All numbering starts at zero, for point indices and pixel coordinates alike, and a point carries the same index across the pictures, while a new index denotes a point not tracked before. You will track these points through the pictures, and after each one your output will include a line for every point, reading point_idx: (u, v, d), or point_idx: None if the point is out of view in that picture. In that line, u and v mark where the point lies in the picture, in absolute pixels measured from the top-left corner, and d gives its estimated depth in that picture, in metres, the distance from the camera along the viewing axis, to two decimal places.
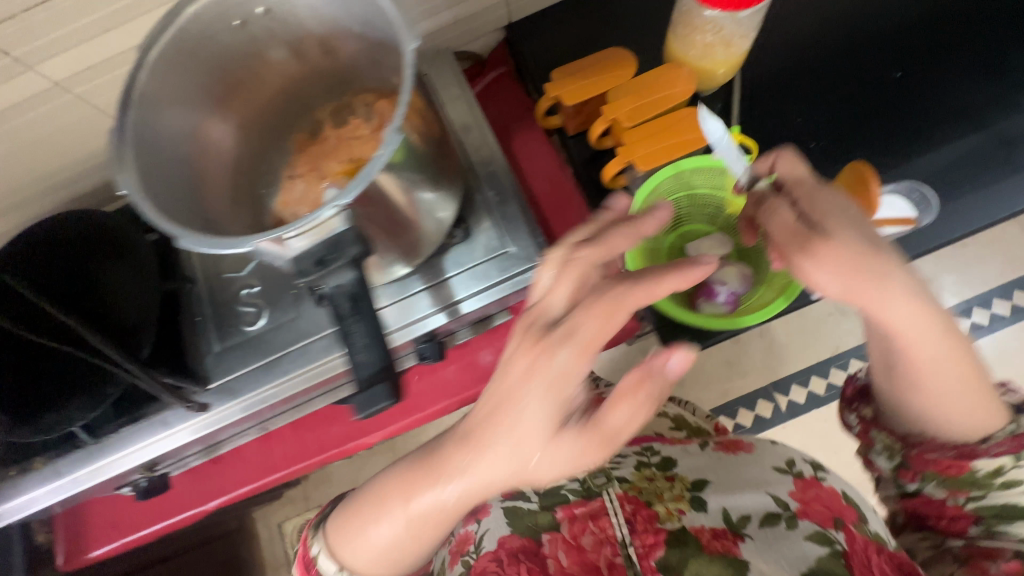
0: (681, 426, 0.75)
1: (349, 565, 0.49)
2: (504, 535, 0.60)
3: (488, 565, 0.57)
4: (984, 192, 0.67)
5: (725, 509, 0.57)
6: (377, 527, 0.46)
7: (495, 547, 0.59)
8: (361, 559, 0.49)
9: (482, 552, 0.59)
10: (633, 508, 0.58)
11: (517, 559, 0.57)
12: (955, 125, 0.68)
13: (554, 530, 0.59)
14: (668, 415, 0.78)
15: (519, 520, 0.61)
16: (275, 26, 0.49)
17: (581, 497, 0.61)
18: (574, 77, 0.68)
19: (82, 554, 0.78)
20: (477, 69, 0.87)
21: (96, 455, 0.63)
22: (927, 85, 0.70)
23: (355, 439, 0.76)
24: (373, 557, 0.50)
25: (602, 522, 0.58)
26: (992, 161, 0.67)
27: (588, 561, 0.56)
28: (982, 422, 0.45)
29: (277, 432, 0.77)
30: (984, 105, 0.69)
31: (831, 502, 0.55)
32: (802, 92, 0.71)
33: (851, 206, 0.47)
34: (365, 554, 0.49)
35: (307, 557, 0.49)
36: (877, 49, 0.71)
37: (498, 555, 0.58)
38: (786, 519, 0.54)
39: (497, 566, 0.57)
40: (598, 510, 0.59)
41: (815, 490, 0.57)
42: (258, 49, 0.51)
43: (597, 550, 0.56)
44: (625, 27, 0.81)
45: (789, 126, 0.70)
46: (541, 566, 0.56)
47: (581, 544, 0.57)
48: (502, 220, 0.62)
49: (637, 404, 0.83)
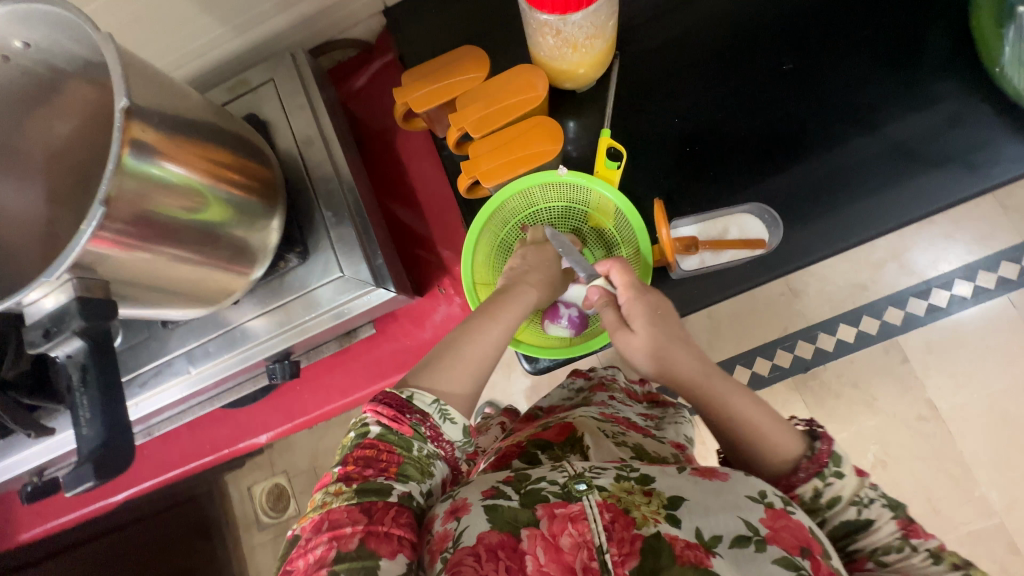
0: (642, 455, 0.58)
1: (389, 445, 0.43)
2: (483, 531, 0.41)
3: (465, 564, 0.39)
4: (848, 194, 0.66)
5: (698, 527, 0.42)
6: (415, 399, 0.46)
7: (474, 543, 0.41)
8: (405, 451, 0.43)
9: (461, 546, 0.41)
10: (611, 516, 0.42)
11: (496, 557, 0.40)
12: (830, 130, 0.67)
13: (534, 525, 0.42)
14: (627, 442, 0.59)
15: (499, 516, 0.42)
16: (48, 58, 0.47)
17: (561, 499, 0.43)
18: (426, 80, 0.65)
19: (15, 534, 0.88)
20: (361, 57, 0.80)
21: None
22: (806, 83, 0.68)
23: (245, 438, 0.80)
24: (416, 438, 0.45)
25: (581, 526, 0.42)
26: (861, 168, 0.66)
27: (564, 562, 0.40)
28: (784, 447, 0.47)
29: (173, 432, 0.82)
30: (867, 107, 0.67)
31: (801, 533, 0.41)
32: (677, 92, 0.70)
33: (660, 301, 0.60)
34: (411, 442, 0.44)
35: (399, 415, 0.44)
36: (758, 44, 0.69)
37: (475, 551, 0.40)
38: (754, 542, 0.41)
39: (474, 563, 0.39)
40: (579, 513, 0.42)
41: (784, 520, 0.42)
42: (45, 81, 0.49)
43: (574, 552, 0.41)
44: (508, 13, 0.74)
45: (657, 126, 0.70)
46: (519, 566, 0.40)
47: (559, 543, 0.41)
48: (337, 243, 0.62)
49: (593, 420, 0.63)
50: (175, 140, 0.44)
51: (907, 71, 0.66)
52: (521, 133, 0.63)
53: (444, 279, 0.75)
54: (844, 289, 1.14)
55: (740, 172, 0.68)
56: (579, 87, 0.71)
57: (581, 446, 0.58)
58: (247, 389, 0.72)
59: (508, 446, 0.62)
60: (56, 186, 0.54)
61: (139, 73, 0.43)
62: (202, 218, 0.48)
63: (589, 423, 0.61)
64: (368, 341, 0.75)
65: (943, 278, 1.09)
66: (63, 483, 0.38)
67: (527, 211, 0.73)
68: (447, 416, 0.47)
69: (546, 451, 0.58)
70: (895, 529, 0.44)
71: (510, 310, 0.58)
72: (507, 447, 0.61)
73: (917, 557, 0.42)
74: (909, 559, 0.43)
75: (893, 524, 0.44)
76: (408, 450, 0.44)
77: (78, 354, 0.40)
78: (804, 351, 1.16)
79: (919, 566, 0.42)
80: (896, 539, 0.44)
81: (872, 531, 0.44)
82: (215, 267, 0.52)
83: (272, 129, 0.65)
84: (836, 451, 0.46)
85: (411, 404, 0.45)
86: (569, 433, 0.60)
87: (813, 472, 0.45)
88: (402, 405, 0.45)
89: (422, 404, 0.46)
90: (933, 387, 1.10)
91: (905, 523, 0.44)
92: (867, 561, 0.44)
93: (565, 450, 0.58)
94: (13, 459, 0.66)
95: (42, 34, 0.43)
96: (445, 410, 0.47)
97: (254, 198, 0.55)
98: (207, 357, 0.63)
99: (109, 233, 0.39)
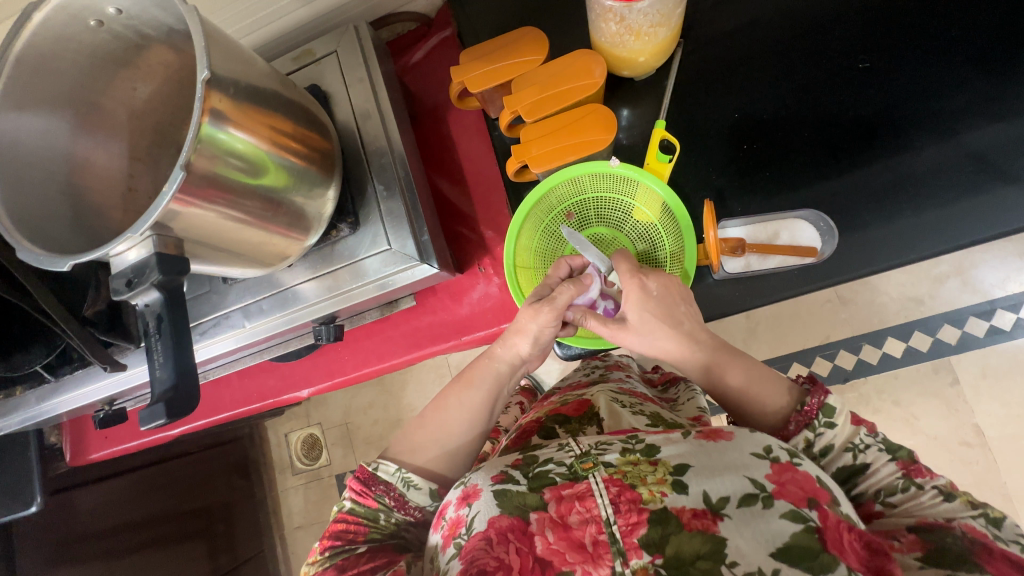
0: (657, 422, 0.61)
1: (357, 517, 0.55)
2: (494, 515, 0.47)
3: (477, 548, 0.46)
4: (915, 208, 0.62)
5: (705, 491, 0.45)
6: (380, 471, 0.57)
7: (485, 527, 0.46)
8: (370, 521, 0.55)
9: (472, 532, 0.47)
10: (617, 490, 0.46)
11: (506, 539, 0.45)
12: (903, 135, 0.63)
13: (542, 509, 0.47)
14: (644, 412, 0.63)
15: (508, 501, 0.48)
16: (134, 23, 0.49)
17: (568, 480, 0.48)
18: (485, 60, 0.65)
19: (85, 454, 0.98)
20: (422, 30, 0.81)
21: (58, 389, 0.74)
22: (884, 83, 0.64)
23: (290, 391, 0.85)
24: (381, 509, 0.55)
25: (589, 503, 0.46)
26: (931, 177, 0.62)
27: (573, 538, 0.45)
28: (779, 402, 0.55)
29: (224, 378, 0.89)
30: (947, 115, 0.62)
31: (808, 485, 0.44)
32: (739, 86, 0.67)
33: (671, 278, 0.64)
34: (377, 512, 0.55)
35: (365, 489, 0.56)
36: (835, 39, 0.65)
37: (486, 534, 0.46)
38: (761, 499, 0.44)
39: (486, 546, 0.45)
40: (586, 491, 0.47)
41: (790, 473, 0.45)
42: (133, 45, 0.52)
43: (582, 528, 0.45)
44: None
45: (714, 118, 0.68)
46: (529, 546, 0.45)
47: (568, 521, 0.46)
48: (386, 216, 0.64)
49: (610, 393, 0.67)
50: (245, 109, 0.46)
51: (1002, 78, 0.61)
52: (574, 120, 0.63)
53: (485, 259, 0.77)
54: (897, 302, 1.11)
55: (797, 175, 0.66)
56: (638, 75, 0.69)
57: (597, 418, 0.62)
58: (294, 346, 0.77)
59: (528, 421, 0.67)
60: (136, 144, 0.58)
61: (218, 44, 0.46)
62: (265, 183, 0.51)
63: (605, 397, 0.66)
64: (408, 312, 0.78)
65: (1011, 299, 1.05)
66: (139, 418, 0.41)
67: (575, 199, 0.73)
68: (409, 483, 0.57)
69: (563, 424, 0.63)
70: (896, 470, 0.48)
71: (482, 368, 0.65)
72: (528, 422, 0.66)
73: (924, 496, 0.47)
74: (916, 498, 0.47)
75: (892, 466, 0.49)
76: (374, 515, 0.55)
77: (155, 304, 0.44)
78: (845, 361, 1.14)
79: (927, 504, 0.46)
80: (898, 480, 0.48)
81: (871, 474, 0.49)
82: (274, 232, 0.55)
83: (331, 101, 0.67)
84: (828, 403, 0.51)
85: (376, 475, 0.57)
86: (585, 408, 0.65)
87: (802, 424, 0.51)
88: (369, 478, 0.57)
89: (386, 473, 0.57)
90: (982, 412, 1.07)
91: (906, 463, 0.49)
92: (875, 503, 0.49)
93: (583, 422, 0.63)
94: (90, 388, 0.74)
95: (133, 1, 0.46)
96: (405, 476, 0.57)
97: (312, 167, 0.57)
98: (261, 313, 0.67)
99: (188, 193, 0.43)
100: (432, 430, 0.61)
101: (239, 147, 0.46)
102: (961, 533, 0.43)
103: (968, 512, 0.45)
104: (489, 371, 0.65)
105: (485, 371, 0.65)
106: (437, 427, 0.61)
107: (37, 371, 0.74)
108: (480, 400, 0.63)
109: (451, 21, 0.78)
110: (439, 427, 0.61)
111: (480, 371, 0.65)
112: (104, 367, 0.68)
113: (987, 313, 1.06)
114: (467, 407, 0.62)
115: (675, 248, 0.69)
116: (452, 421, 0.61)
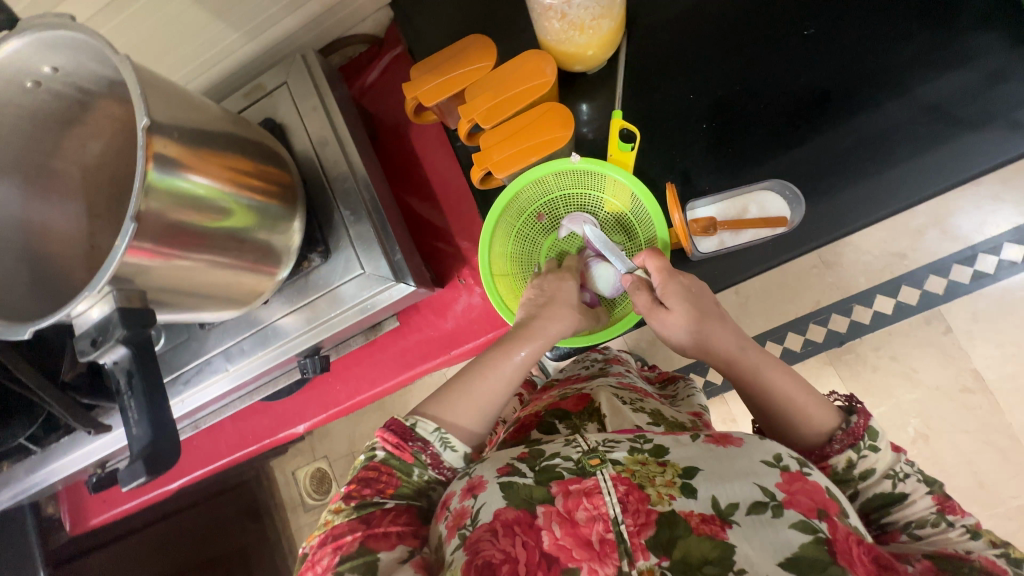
0: (658, 421, 0.61)
1: (391, 468, 0.51)
2: (500, 507, 0.46)
3: (482, 539, 0.45)
4: (882, 164, 0.62)
5: (714, 496, 0.44)
6: (419, 427, 0.52)
7: (491, 519, 0.46)
8: (403, 475, 0.51)
9: (478, 523, 0.46)
10: (625, 489, 0.46)
11: (513, 531, 0.45)
12: (857, 95, 0.64)
13: (549, 502, 0.46)
14: (645, 409, 0.63)
15: (515, 493, 0.47)
16: (73, 81, 0.48)
17: (575, 475, 0.47)
18: (436, 73, 0.65)
19: (84, 521, 0.96)
20: (373, 51, 0.81)
21: (46, 458, 0.72)
22: (831, 46, 0.65)
23: (285, 428, 0.84)
24: (416, 465, 0.51)
25: (596, 500, 0.46)
26: (893, 132, 0.62)
27: (580, 535, 0.45)
28: (820, 423, 0.52)
29: (217, 423, 0.87)
30: (896, 71, 0.63)
31: (818, 495, 0.44)
32: (692, 68, 0.68)
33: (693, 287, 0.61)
34: (412, 467, 0.51)
35: (401, 443, 0.51)
36: (778, 10, 0.66)
37: (492, 526, 0.45)
38: (771, 508, 0.43)
39: (492, 537, 0.45)
40: (593, 487, 0.46)
41: (801, 482, 0.45)
42: (76, 103, 0.51)
43: (589, 525, 0.45)
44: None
45: (672, 104, 0.68)
46: (535, 540, 0.45)
47: (575, 517, 0.45)
48: (356, 241, 0.63)
49: (610, 388, 0.67)
50: (195, 151, 0.46)
51: (945, 27, 0.62)
52: (532, 119, 0.63)
53: (465, 270, 0.76)
54: (880, 259, 1.12)
55: (761, 146, 0.66)
56: (590, 69, 0.69)
57: (598, 414, 0.61)
58: (282, 383, 0.76)
59: (527, 416, 0.66)
60: (94, 202, 0.56)
61: (157, 89, 0.45)
62: (228, 225, 0.50)
63: (607, 392, 0.65)
64: (394, 333, 0.78)
65: (990, 242, 1.06)
66: (119, 479, 0.41)
67: (545, 202, 0.73)
68: (447, 443, 0.52)
69: (563, 420, 0.62)
70: (931, 505, 0.48)
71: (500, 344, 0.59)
72: (527, 417, 0.66)
73: (953, 532, 0.47)
74: (945, 533, 0.47)
75: (929, 500, 0.48)
76: (409, 471, 0.51)
77: (123, 360, 0.43)
78: (838, 324, 1.14)
79: (954, 540, 0.46)
80: (931, 514, 0.48)
81: (907, 504, 0.49)
82: (244, 269, 0.54)
83: (288, 132, 0.67)
84: (873, 426, 0.50)
85: (415, 432, 0.51)
86: (586, 403, 0.64)
87: (847, 444, 0.50)
88: (407, 432, 0.51)
89: (425, 430, 0.52)
90: (979, 357, 1.08)
91: (940, 498, 0.49)
92: (901, 534, 0.49)
93: (584, 418, 0.62)
94: (76, 455, 0.72)
95: (67, 57, 0.45)
96: (445, 437, 0.52)
97: (274, 202, 0.56)
98: (243, 354, 0.66)
99: (144, 244, 0.42)
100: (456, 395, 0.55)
101: (200, 193, 0.46)
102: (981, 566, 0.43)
103: (991, 550, 0.45)
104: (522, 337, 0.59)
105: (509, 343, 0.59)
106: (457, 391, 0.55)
107: (22, 444, 0.72)
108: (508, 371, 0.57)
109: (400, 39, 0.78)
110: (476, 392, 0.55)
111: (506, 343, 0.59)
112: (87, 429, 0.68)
113: (969, 259, 1.07)
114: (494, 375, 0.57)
115: (648, 233, 0.69)
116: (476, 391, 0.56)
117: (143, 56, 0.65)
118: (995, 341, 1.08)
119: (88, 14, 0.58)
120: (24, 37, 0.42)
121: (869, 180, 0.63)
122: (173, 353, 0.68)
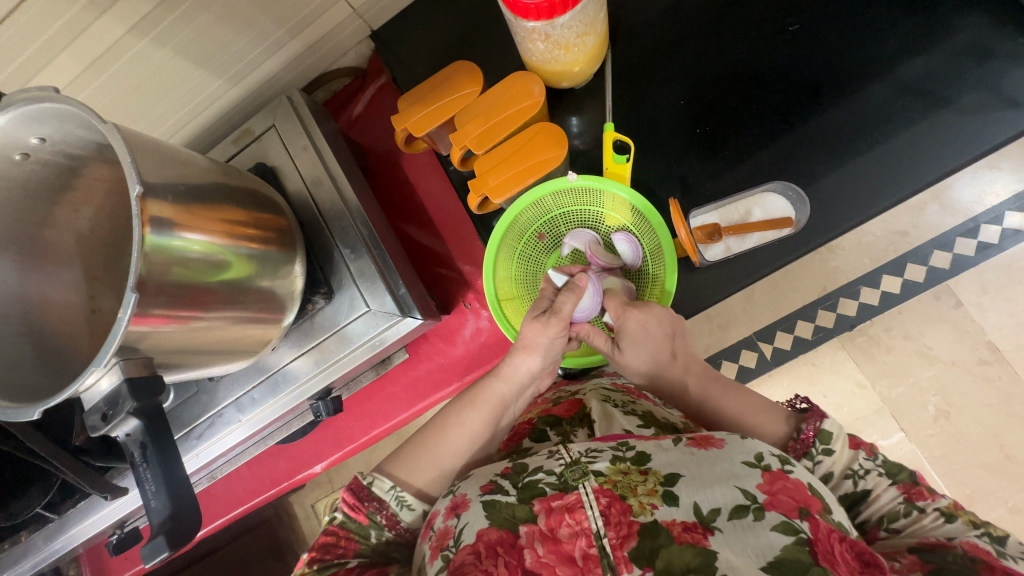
0: (650, 422, 0.58)
1: (348, 532, 0.53)
2: (482, 527, 0.47)
3: (466, 562, 0.45)
4: (879, 150, 0.62)
5: (696, 503, 0.44)
6: (375, 486, 0.55)
7: (473, 540, 0.46)
8: (361, 537, 0.53)
9: (461, 544, 0.46)
10: (607, 501, 0.46)
11: (495, 552, 0.45)
12: (848, 84, 0.63)
13: (531, 521, 0.46)
14: (636, 412, 0.60)
15: (497, 512, 0.47)
16: (61, 150, 0.47)
17: (557, 491, 0.47)
18: (422, 102, 0.65)
19: None
20: (357, 83, 0.81)
21: (65, 524, 0.72)
22: (816, 38, 0.64)
23: (302, 470, 0.83)
24: (372, 526, 0.54)
25: (578, 515, 0.46)
26: (885, 119, 0.62)
27: (563, 552, 0.44)
28: (775, 431, 0.54)
29: (233, 471, 0.86)
30: (885, 56, 0.62)
31: (799, 494, 0.43)
32: (677, 73, 0.67)
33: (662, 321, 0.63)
34: (368, 528, 0.54)
35: (358, 503, 0.54)
36: (759, 7, 0.66)
37: (476, 548, 0.45)
38: (753, 511, 0.43)
39: (474, 559, 0.45)
40: (575, 502, 0.46)
41: (782, 481, 0.45)
42: (65, 170, 0.50)
43: (572, 541, 0.45)
44: (494, 18, 0.73)
45: (661, 109, 0.68)
46: (518, 558, 0.45)
47: (558, 534, 0.45)
48: (358, 278, 0.63)
49: (603, 393, 0.65)
50: (189, 209, 0.45)
51: (930, 10, 0.61)
52: (524, 141, 0.63)
53: (469, 294, 0.75)
54: (884, 239, 1.10)
55: (754, 144, 0.65)
56: (577, 84, 0.69)
57: (589, 419, 0.60)
58: (296, 426, 0.75)
59: (520, 423, 0.65)
60: (90, 264, 0.56)
61: (144, 152, 0.44)
62: (227, 278, 0.49)
63: (597, 397, 0.63)
64: (404, 364, 0.77)
65: (992, 212, 1.05)
66: (141, 556, 0.40)
67: (545, 221, 0.73)
68: (405, 501, 0.55)
69: (555, 427, 0.61)
70: (897, 495, 0.48)
71: (488, 395, 0.63)
72: (519, 425, 0.65)
73: (927, 518, 0.46)
74: (919, 521, 0.46)
75: (893, 491, 0.48)
76: (366, 531, 0.54)
77: (136, 431, 0.43)
78: (848, 308, 1.13)
79: (930, 527, 0.45)
80: (900, 505, 0.48)
81: (873, 501, 0.49)
82: (250, 321, 0.54)
83: (280, 174, 0.66)
84: (824, 428, 0.51)
85: (370, 491, 0.55)
86: (577, 409, 0.62)
87: (801, 453, 0.51)
88: (363, 493, 0.55)
89: (381, 489, 0.55)
90: (991, 328, 1.07)
91: (907, 487, 0.48)
92: (880, 530, 0.48)
93: (574, 424, 0.60)
94: (97, 516, 0.71)
95: (55, 127, 0.44)
96: (401, 496, 0.56)
97: (272, 247, 0.56)
98: (254, 404, 0.65)
99: (150, 310, 0.41)
100: (432, 446, 0.60)
101: (196, 249, 0.45)
102: (963, 552, 0.42)
103: (971, 531, 0.44)
104: (494, 393, 0.63)
105: (490, 394, 0.63)
106: (442, 440, 0.60)
107: (39, 512, 0.71)
108: (484, 421, 0.62)
109: (384, 68, 0.78)
110: (442, 449, 0.59)
111: (485, 395, 0.63)
112: (104, 496, 0.65)
113: (972, 232, 1.06)
114: (478, 428, 0.61)
115: (651, 242, 0.68)
116: (457, 441, 0.60)
117: (128, 113, 0.65)
118: (1008, 310, 1.07)
119: (70, 77, 0.57)
120: (8, 113, 0.41)
121: (867, 168, 0.62)
122: (186, 409, 0.67)
